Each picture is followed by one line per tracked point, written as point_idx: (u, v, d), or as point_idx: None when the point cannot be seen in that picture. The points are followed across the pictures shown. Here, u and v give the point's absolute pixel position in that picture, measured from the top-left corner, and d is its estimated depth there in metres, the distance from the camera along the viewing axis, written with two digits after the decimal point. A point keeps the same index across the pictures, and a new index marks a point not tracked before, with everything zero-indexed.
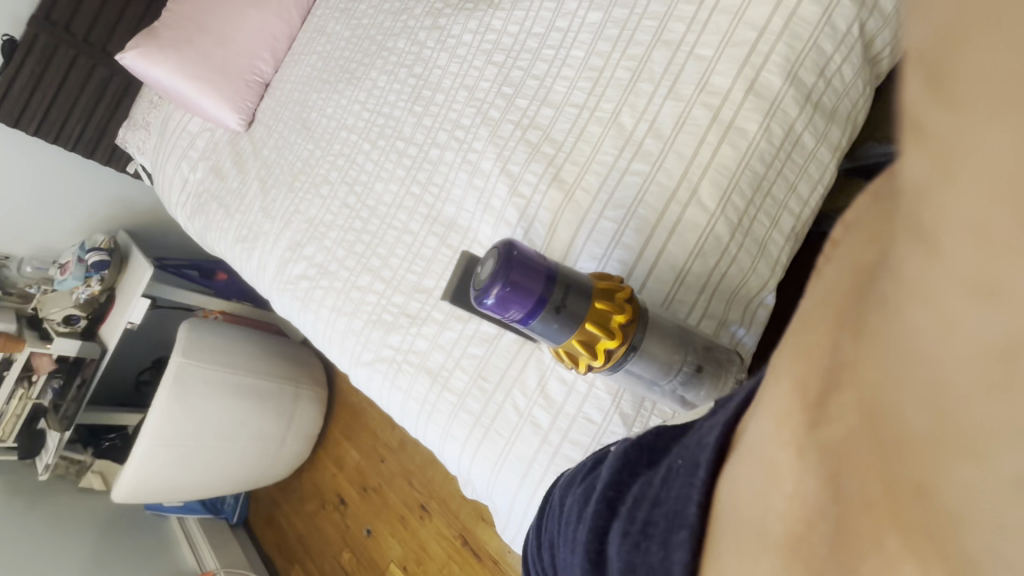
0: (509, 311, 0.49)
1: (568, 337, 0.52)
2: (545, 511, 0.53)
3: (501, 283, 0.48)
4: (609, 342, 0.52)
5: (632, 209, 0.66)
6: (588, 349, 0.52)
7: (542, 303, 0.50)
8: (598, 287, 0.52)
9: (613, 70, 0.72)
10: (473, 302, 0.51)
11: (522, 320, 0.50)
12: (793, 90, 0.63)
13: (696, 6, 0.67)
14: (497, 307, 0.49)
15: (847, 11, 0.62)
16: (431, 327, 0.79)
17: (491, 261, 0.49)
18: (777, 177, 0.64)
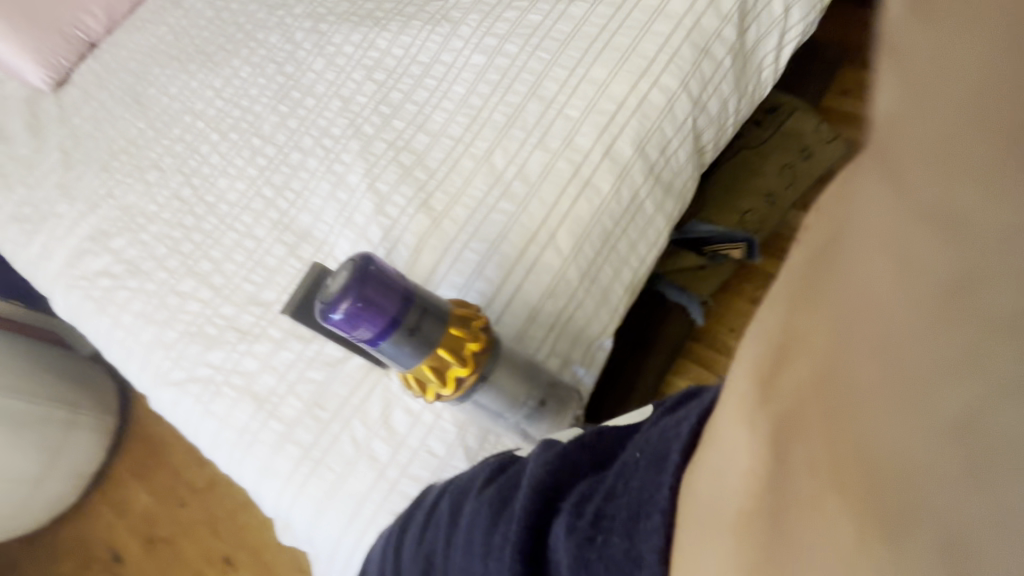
0: (358, 329, 0.46)
1: (417, 362, 0.50)
2: (432, 517, 0.49)
3: (352, 298, 0.45)
4: (460, 369, 0.51)
5: (495, 245, 0.68)
6: (438, 375, 0.51)
7: (395, 324, 0.47)
8: (455, 313, 0.51)
9: (491, 112, 0.76)
10: (318, 316, 0.46)
11: (371, 339, 0.47)
12: (640, 161, 0.72)
13: (569, 72, 0.74)
14: (344, 324, 0.45)
15: (683, 107, 0.74)
16: (263, 345, 0.70)
17: (344, 273, 0.46)
18: (622, 234, 0.72)
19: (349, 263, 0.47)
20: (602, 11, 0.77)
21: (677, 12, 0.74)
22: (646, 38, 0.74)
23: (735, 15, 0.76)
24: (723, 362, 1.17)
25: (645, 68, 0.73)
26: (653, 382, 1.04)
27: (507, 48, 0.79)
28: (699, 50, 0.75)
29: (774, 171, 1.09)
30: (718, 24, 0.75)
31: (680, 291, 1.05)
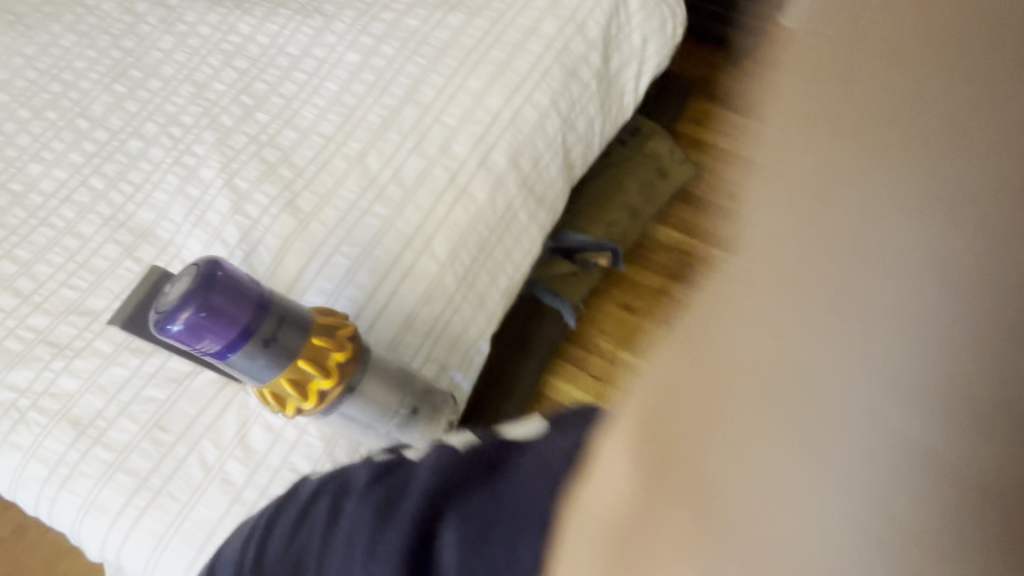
0: (202, 342, 0.42)
1: (274, 375, 0.47)
2: (305, 516, 0.42)
3: (193, 308, 0.40)
4: (322, 382, 0.48)
5: (368, 250, 0.66)
6: (296, 389, 0.48)
7: (247, 335, 0.43)
8: (316, 321, 0.49)
9: (366, 112, 0.74)
10: (153, 329, 0.41)
11: (219, 353, 0.43)
12: (514, 172, 0.75)
13: (445, 80, 0.75)
14: (184, 338, 0.41)
15: (553, 124, 0.79)
16: (87, 361, 0.60)
17: (186, 281, 0.41)
18: (497, 241, 0.74)
19: (192, 269, 0.42)
20: (478, 24, 0.79)
21: (548, 34, 0.80)
22: (519, 55, 0.78)
23: (600, 43, 0.86)
24: (594, 361, 1.27)
25: (519, 83, 0.77)
26: (530, 385, 1.08)
27: (383, 50, 0.77)
28: (568, 71, 0.81)
29: (636, 187, 1.22)
30: (584, 49, 0.83)
31: (555, 296, 1.12)
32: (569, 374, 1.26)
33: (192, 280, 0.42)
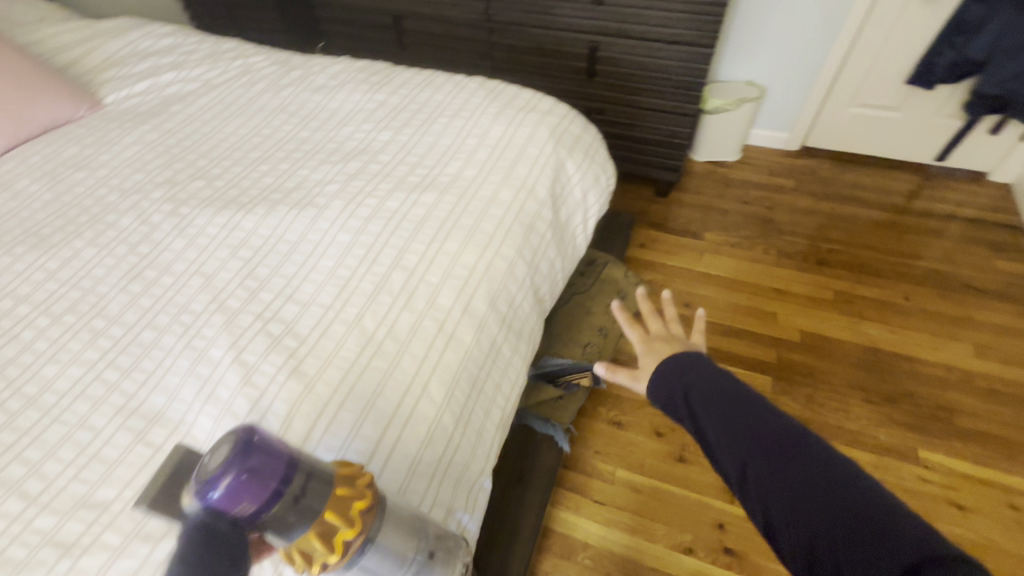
0: (233, 507, 0.45)
1: (302, 533, 0.49)
2: None
3: (231, 476, 0.44)
4: (346, 532, 0.51)
5: (371, 402, 0.71)
6: (327, 549, 0.50)
7: (278, 496, 0.46)
8: (338, 474, 0.53)
9: (359, 281, 0.85)
10: (191, 499, 0.44)
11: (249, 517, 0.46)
12: (493, 314, 0.85)
13: (425, 246, 0.89)
14: (220, 505, 0.44)
15: (520, 270, 0.93)
16: (94, 556, 0.59)
17: (225, 449, 0.45)
18: (486, 376, 0.82)
19: (228, 435, 0.47)
20: (448, 200, 0.96)
21: (506, 200, 0.97)
22: (484, 220, 0.94)
23: (548, 200, 1.03)
24: (595, 485, 1.27)
25: (488, 241, 0.91)
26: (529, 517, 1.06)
27: (370, 228, 0.92)
28: (526, 225, 0.97)
29: (601, 307, 1.34)
30: (537, 208, 1.00)
31: (545, 422, 1.16)
32: (573, 503, 1.24)
33: (226, 448, 0.46)
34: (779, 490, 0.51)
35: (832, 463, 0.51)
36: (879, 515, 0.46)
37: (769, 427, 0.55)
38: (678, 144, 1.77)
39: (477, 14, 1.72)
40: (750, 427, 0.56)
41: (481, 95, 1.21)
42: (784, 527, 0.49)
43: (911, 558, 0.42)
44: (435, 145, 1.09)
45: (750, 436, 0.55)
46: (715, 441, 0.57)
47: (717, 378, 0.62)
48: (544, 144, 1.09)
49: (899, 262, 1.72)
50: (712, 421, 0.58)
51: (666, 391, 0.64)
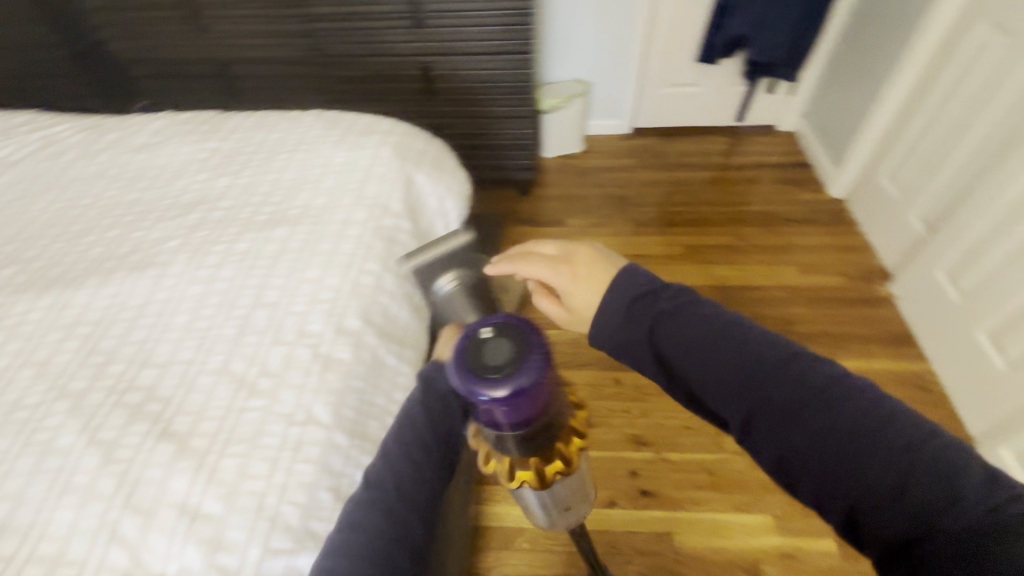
0: (482, 405, 0.37)
1: (523, 452, 0.44)
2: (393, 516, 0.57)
3: (529, 383, 0.36)
4: (559, 465, 0.46)
5: (254, 442, 0.69)
6: (499, 467, 0.46)
7: (530, 415, 0.39)
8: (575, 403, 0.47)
9: (220, 329, 0.82)
10: (461, 382, 0.36)
11: (487, 417, 0.39)
12: (369, 329, 0.87)
13: (286, 279, 0.88)
14: (483, 400, 0.36)
15: (389, 281, 0.95)
16: None
17: (510, 349, 0.37)
18: (375, 389, 0.83)
19: (513, 324, 0.38)
20: (301, 231, 0.96)
21: (361, 219, 1.00)
22: (342, 242, 0.95)
23: (405, 212, 1.07)
24: None
25: (349, 262, 0.92)
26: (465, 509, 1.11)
27: (224, 274, 0.89)
28: (387, 239, 1.00)
29: None
30: (394, 221, 1.04)
31: None
32: (501, 495, 1.29)
33: (511, 337, 0.37)
34: (807, 452, 0.42)
35: (863, 408, 0.43)
36: (904, 448, 0.40)
37: (782, 374, 0.45)
38: (524, 144, 1.91)
39: (304, 51, 1.72)
40: (744, 363, 0.46)
41: (319, 126, 1.23)
42: (803, 476, 0.43)
43: (942, 504, 0.38)
44: (280, 181, 1.08)
45: (750, 375, 0.46)
46: (714, 390, 0.47)
47: (690, 305, 0.50)
48: (390, 161, 1.13)
49: (728, 210, 2.00)
50: (700, 364, 0.47)
51: (625, 332, 0.50)
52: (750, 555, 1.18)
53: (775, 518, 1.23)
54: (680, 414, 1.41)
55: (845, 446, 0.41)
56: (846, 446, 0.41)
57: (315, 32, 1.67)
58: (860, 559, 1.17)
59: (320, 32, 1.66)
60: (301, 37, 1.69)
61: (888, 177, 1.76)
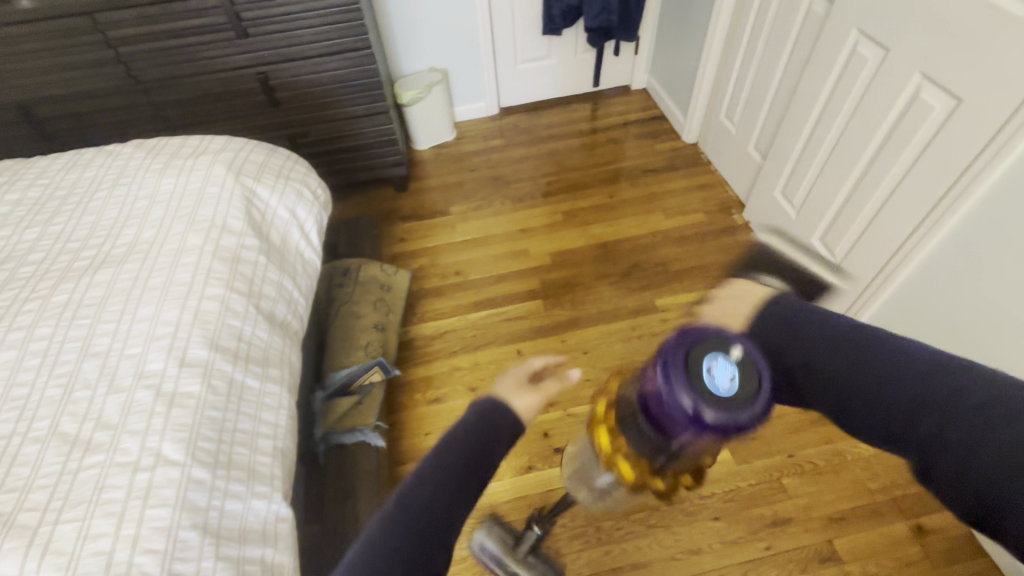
0: (661, 416, 0.38)
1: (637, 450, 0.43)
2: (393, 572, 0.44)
3: (742, 422, 0.35)
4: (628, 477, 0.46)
5: (95, 500, 0.64)
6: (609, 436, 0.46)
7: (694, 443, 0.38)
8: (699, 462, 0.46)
9: (42, 391, 0.74)
10: (676, 380, 0.35)
11: (651, 422, 0.39)
12: (220, 356, 0.82)
13: (116, 323, 0.82)
14: (673, 411, 0.36)
15: (238, 302, 0.91)
16: None
17: (742, 380, 0.36)
18: (236, 415, 0.79)
19: (755, 367, 0.38)
20: (129, 269, 0.89)
21: (196, 244, 0.94)
22: (177, 271, 0.89)
23: (249, 228, 1.02)
24: None
25: (188, 291, 0.87)
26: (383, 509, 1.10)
27: (40, 331, 0.81)
28: (230, 259, 0.95)
29: (370, 306, 1.38)
30: (236, 239, 0.98)
31: (352, 431, 1.14)
32: None
33: (744, 365, 0.37)
34: (939, 436, 0.40)
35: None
36: None
37: (897, 347, 0.44)
38: (389, 140, 1.88)
39: (121, 79, 1.58)
40: (894, 373, 0.43)
41: (140, 156, 1.13)
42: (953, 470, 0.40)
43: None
44: (99, 221, 0.99)
45: (897, 384, 0.42)
46: (850, 405, 0.45)
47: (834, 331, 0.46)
48: (223, 178, 1.07)
49: (598, 171, 2.11)
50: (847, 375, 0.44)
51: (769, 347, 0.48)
52: None
53: None
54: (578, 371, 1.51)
55: (1000, 421, 0.39)
56: (1002, 421, 0.39)
57: (127, 56, 1.53)
58: (750, 458, 1.28)
59: (133, 56, 1.53)
60: (113, 64, 1.54)
61: (727, 117, 1.92)
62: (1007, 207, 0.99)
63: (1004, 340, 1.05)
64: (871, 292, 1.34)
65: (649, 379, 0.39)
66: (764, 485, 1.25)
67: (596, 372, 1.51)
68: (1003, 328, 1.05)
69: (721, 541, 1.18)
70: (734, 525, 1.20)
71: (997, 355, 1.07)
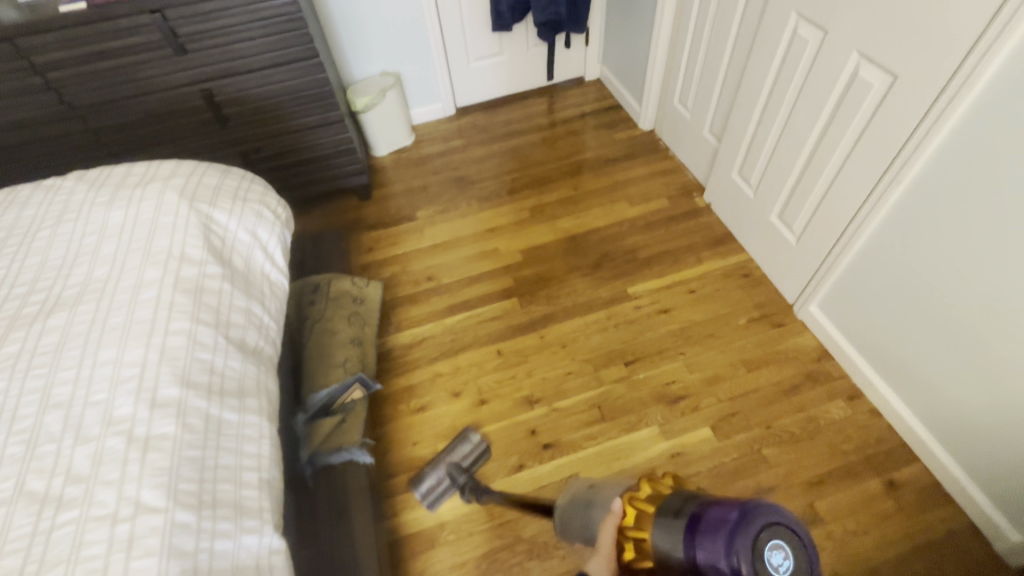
0: (716, 526, 0.45)
1: (658, 535, 0.50)
2: None
3: (724, 566, 0.44)
4: (626, 536, 0.54)
5: (74, 557, 0.61)
6: (643, 498, 0.55)
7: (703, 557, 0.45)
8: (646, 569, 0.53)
9: (2, 450, 0.70)
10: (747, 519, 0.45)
11: (695, 523, 0.47)
12: (193, 392, 0.79)
13: (76, 369, 0.78)
14: (728, 526, 0.45)
15: (207, 334, 0.88)
16: None
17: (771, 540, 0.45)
18: (216, 451, 0.77)
19: (797, 543, 0.46)
20: (84, 310, 0.85)
21: (154, 278, 0.90)
22: (137, 308, 0.85)
23: (209, 256, 0.98)
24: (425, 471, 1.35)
25: (150, 328, 0.83)
26: (373, 518, 1.09)
27: None
28: (193, 290, 0.91)
29: (344, 322, 1.35)
30: (197, 269, 0.95)
31: (338, 451, 1.12)
32: (415, 500, 1.30)
33: (798, 565, 0.46)
34: None
35: None
36: None
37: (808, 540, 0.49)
38: (346, 150, 1.85)
39: (53, 107, 1.49)
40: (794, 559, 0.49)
41: (83, 188, 1.07)
42: None
43: None
44: (46, 261, 0.93)
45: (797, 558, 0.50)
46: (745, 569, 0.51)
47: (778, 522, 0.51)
48: (177, 206, 1.02)
49: (560, 165, 2.12)
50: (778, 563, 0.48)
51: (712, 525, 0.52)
52: (646, 465, 1.31)
53: (660, 426, 1.38)
54: (558, 365, 1.53)
55: None
56: None
57: (57, 82, 1.45)
58: (730, 433, 1.34)
59: (63, 82, 1.45)
60: (42, 91, 1.46)
61: (680, 102, 1.96)
62: (950, 172, 1.05)
63: (944, 304, 1.12)
64: (827, 268, 1.40)
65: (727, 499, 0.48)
66: (745, 458, 1.30)
67: (576, 365, 1.53)
68: (946, 291, 1.11)
69: None
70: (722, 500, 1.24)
71: (940, 319, 1.14)
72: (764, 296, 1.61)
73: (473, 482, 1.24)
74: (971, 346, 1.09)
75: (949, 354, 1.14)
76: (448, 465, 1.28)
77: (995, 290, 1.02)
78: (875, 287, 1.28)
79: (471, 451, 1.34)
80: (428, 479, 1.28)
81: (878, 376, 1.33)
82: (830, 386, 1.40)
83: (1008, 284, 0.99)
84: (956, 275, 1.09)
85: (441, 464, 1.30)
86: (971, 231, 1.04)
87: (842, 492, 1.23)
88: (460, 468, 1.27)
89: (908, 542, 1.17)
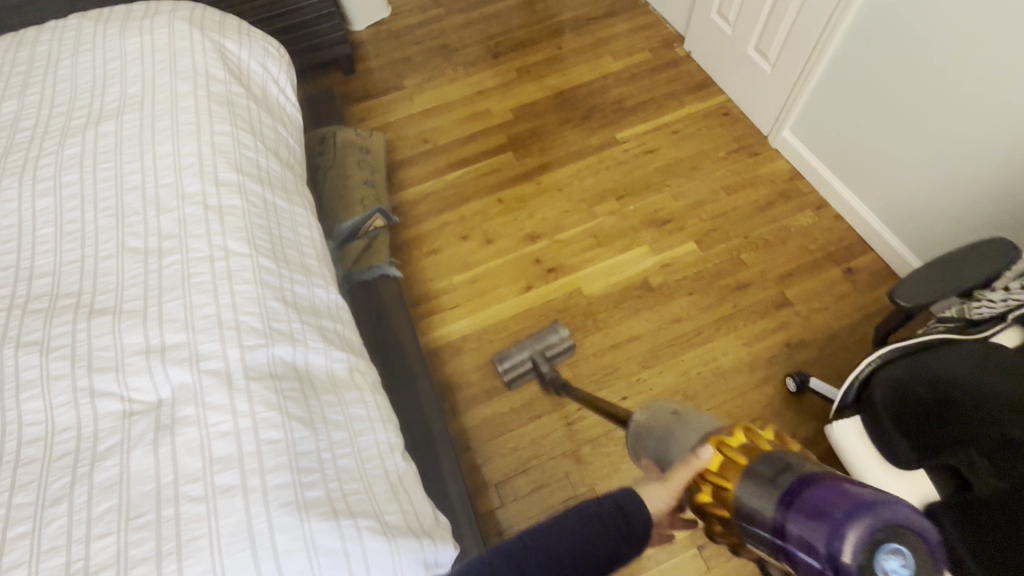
0: (814, 508, 0.35)
1: (740, 483, 0.40)
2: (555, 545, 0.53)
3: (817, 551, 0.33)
4: (707, 486, 0.43)
5: (187, 284, 0.74)
6: (735, 445, 0.43)
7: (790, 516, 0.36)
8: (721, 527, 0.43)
9: (95, 223, 0.81)
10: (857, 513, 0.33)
11: (788, 496, 0.36)
12: (247, 178, 0.90)
13: (139, 162, 0.86)
14: (831, 515, 0.33)
15: (246, 139, 0.96)
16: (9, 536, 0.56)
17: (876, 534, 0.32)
18: (278, 226, 0.89)
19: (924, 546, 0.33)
20: (130, 118, 0.91)
21: (188, 90, 0.96)
22: (180, 114, 0.93)
23: (232, 78, 1.05)
24: (444, 299, 1.50)
25: (197, 128, 0.91)
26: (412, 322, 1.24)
27: (69, 178, 0.85)
28: (225, 102, 0.98)
29: (355, 167, 1.43)
30: (224, 86, 1.01)
31: (371, 268, 1.27)
32: (439, 321, 1.47)
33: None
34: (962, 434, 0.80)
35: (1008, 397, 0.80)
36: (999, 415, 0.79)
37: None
38: (327, 15, 1.82)
39: None
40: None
41: (89, 22, 1.09)
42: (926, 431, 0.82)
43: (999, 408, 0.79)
44: (76, 85, 0.98)
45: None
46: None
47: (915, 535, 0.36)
48: (189, 32, 1.06)
49: (544, 27, 2.11)
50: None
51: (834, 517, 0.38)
52: (640, 276, 1.49)
53: (650, 244, 1.54)
54: (556, 205, 1.65)
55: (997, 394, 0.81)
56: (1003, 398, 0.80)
57: None
58: (713, 244, 1.51)
59: None
60: None
61: None
62: None
63: (901, 98, 1.25)
64: (799, 88, 1.50)
65: (840, 482, 0.36)
66: (726, 263, 1.48)
67: (571, 204, 1.65)
68: (902, 84, 1.24)
69: (696, 309, 1.42)
70: (706, 295, 1.44)
71: (898, 112, 1.27)
72: (743, 131, 1.72)
73: (552, 370, 1.25)
74: (930, 140, 1.23)
75: (903, 143, 1.29)
76: (534, 351, 1.32)
77: (971, 94, 1.11)
78: (853, 98, 1.37)
79: (558, 343, 1.36)
80: (513, 356, 1.33)
81: (843, 180, 1.49)
82: (800, 200, 1.57)
83: (964, 73, 1.11)
84: (935, 83, 1.17)
85: (527, 348, 1.35)
86: (960, 36, 1.09)
87: (809, 282, 1.43)
88: (544, 357, 1.31)
89: (862, 312, 1.39)
